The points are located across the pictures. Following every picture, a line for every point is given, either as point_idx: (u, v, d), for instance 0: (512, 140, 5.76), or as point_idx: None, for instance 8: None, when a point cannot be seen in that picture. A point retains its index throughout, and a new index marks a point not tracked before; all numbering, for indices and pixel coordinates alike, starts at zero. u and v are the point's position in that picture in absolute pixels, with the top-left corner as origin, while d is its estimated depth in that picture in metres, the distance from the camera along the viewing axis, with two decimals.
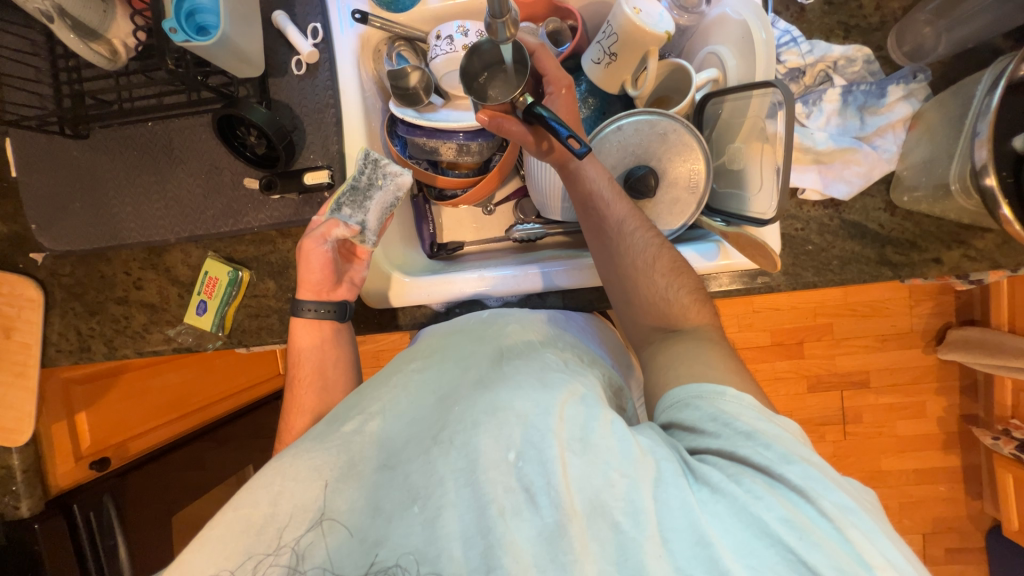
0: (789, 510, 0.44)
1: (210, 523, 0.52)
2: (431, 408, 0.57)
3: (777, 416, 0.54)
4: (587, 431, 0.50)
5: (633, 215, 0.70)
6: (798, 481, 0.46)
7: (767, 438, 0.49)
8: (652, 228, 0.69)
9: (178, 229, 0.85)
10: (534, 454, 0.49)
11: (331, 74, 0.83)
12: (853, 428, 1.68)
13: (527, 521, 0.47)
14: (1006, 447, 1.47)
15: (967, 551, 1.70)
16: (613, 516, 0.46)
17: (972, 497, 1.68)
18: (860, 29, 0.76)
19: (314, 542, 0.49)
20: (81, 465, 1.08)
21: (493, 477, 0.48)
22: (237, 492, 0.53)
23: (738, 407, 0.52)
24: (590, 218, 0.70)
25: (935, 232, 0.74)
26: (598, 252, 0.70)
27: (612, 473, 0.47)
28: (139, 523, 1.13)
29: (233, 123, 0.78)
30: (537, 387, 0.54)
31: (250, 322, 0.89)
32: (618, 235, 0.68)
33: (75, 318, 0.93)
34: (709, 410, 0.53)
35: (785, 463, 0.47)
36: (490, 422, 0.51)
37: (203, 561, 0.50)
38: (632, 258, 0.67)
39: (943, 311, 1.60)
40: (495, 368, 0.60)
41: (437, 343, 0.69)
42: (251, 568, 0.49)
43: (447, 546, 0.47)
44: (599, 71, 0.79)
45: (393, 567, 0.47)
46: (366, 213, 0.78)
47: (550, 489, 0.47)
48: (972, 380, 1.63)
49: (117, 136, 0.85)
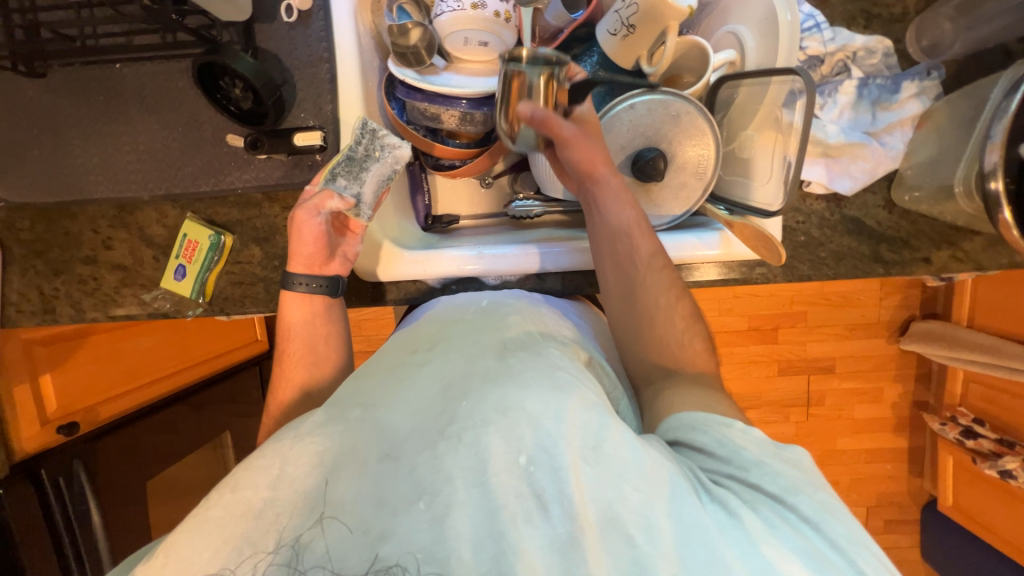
0: (806, 542, 0.45)
1: (208, 503, 0.49)
2: (436, 398, 0.54)
3: (789, 448, 0.55)
4: (600, 439, 0.48)
5: (658, 254, 0.70)
6: (809, 514, 0.47)
7: (777, 470, 0.51)
8: (673, 271, 0.70)
9: (153, 186, 0.79)
10: (547, 459, 0.47)
11: (325, 24, 0.75)
12: (816, 411, 1.78)
13: (537, 528, 0.45)
14: (951, 431, 1.58)
15: (904, 522, 1.86)
16: (628, 529, 0.45)
17: (914, 475, 1.83)
18: (881, 19, 0.74)
19: (313, 539, 0.46)
20: (48, 431, 1.03)
21: (504, 481, 0.46)
22: (234, 473, 0.51)
23: (746, 438, 0.54)
24: (618, 256, 0.70)
25: (928, 232, 0.76)
26: (619, 290, 0.70)
27: (625, 485, 0.46)
28: (111, 488, 1.10)
29: (216, 71, 0.71)
30: (548, 389, 0.52)
31: (233, 290, 0.85)
32: (644, 273, 0.68)
33: (38, 277, 0.86)
34: (719, 436, 0.54)
35: (793, 494, 0.49)
36: (501, 421, 0.49)
37: (198, 545, 0.47)
38: (653, 308, 0.68)
39: (909, 304, 1.68)
40: (500, 361, 0.57)
41: (435, 331, 0.67)
42: (249, 567, 0.45)
43: (456, 547, 0.44)
44: (616, 43, 0.76)
45: (393, 567, 0.44)
46: (362, 185, 0.74)
47: (563, 498, 0.46)
48: (927, 369, 1.75)
49: (79, 77, 0.76)
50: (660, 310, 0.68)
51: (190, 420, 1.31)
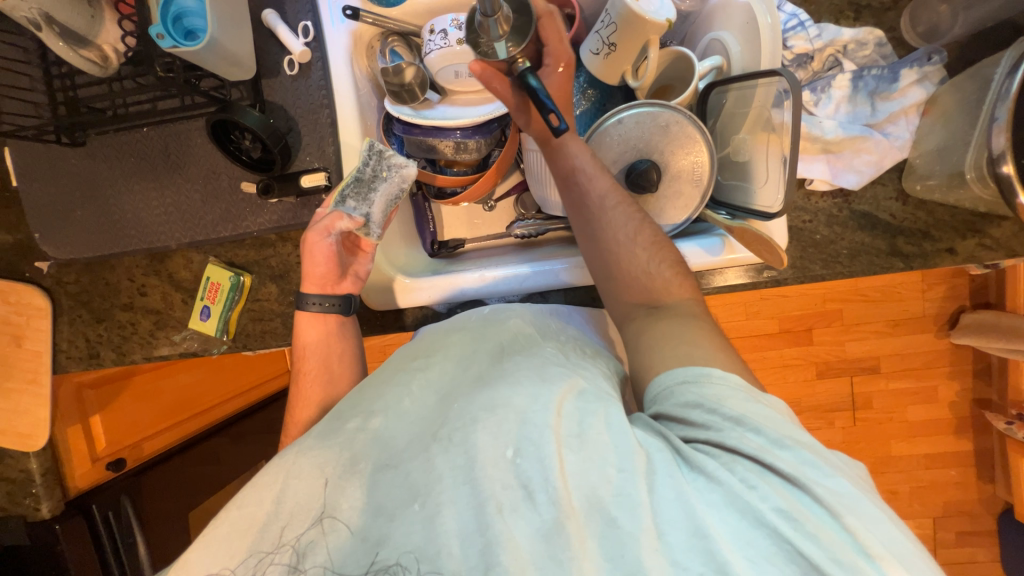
0: (785, 500, 0.44)
1: (214, 521, 0.52)
2: (432, 406, 0.57)
3: (765, 397, 0.53)
4: (584, 426, 0.50)
5: (614, 192, 0.68)
6: (791, 470, 0.45)
7: (756, 423, 0.48)
8: (634, 206, 0.68)
9: (179, 235, 0.85)
10: (532, 450, 0.48)
11: (323, 73, 0.82)
12: (863, 414, 1.67)
13: (524, 517, 0.47)
14: (1021, 432, 1.44)
15: (979, 534, 1.69)
16: (609, 511, 0.46)
17: (984, 481, 1.67)
18: (871, 10, 0.72)
19: (314, 541, 0.49)
20: (98, 467, 1.11)
21: (492, 474, 0.48)
22: (241, 490, 0.53)
23: (725, 392, 0.51)
24: (570, 191, 0.69)
25: (949, 221, 0.72)
26: (581, 231, 0.69)
27: (608, 467, 0.47)
28: (157, 520, 1.16)
29: (228, 126, 0.77)
30: (535, 383, 0.54)
31: (253, 326, 0.90)
32: (591, 188, 0.67)
33: (83, 325, 0.94)
34: (695, 396, 0.51)
35: (774, 451, 0.47)
36: (488, 418, 0.51)
37: (206, 559, 0.50)
38: (614, 240, 0.66)
39: (955, 295, 1.57)
40: (495, 365, 0.60)
41: (433, 336, 0.70)
42: (252, 566, 0.48)
43: (446, 543, 0.46)
44: (598, 63, 0.77)
45: (393, 566, 0.46)
46: (371, 205, 0.77)
47: (548, 485, 0.47)
48: (986, 364, 1.61)
49: (113, 143, 0.84)
50: (621, 248, 0.65)
51: (231, 451, 1.36)
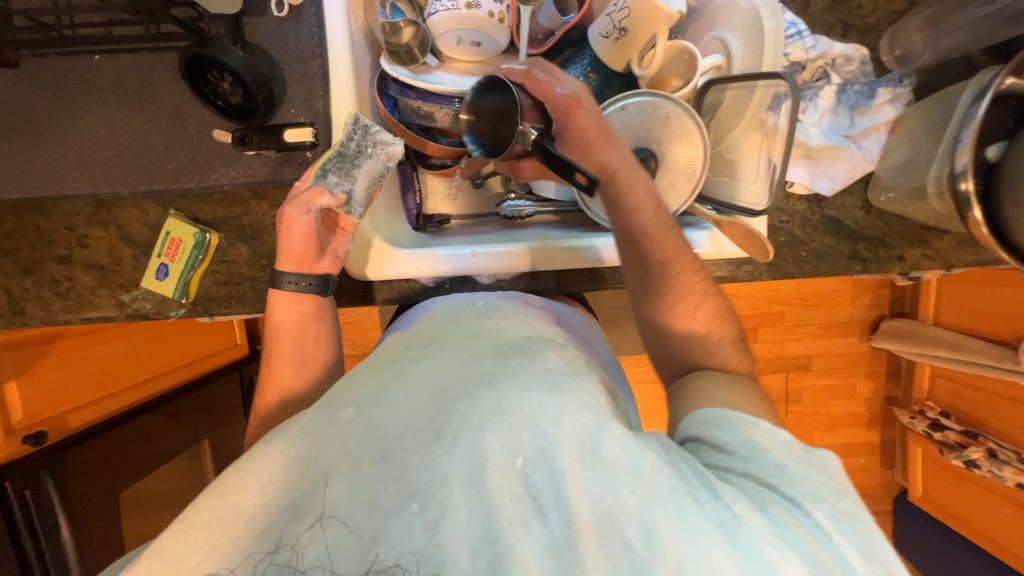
0: (816, 551, 0.44)
1: (194, 508, 0.47)
2: (431, 400, 0.53)
3: (819, 453, 0.53)
4: (597, 442, 0.47)
5: (678, 256, 0.69)
6: (827, 524, 0.46)
7: (798, 475, 0.50)
8: (698, 272, 0.70)
9: (133, 182, 0.76)
10: (544, 462, 0.46)
11: (316, 14, 0.74)
12: (794, 407, 1.84)
13: (535, 532, 0.44)
14: (920, 424, 1.64)
15: (877, 513, 1.93)
16: (625, 533, 0.44)
17: (886, 468, 1.90)
18: (857, 29, 0.78)
19: (312, 540, 0.44)
20: (11, 441, 0.97)
21: (500, 483, 0.45)
22: (223, 477, 0.49)
23: (772, 441, 0.53)
24: (631, 251, 0.70)
25: (902, 232, 0.80)
26: (640, 296, 0.72)
27: (623, 488, 0.46)
28: (82, 500, 1.05)
29: (203, 64, 0.69)
30: (547, 392, 0.51)
31: (218, 290, 0.82)
32: (653, 247, 0.69)
33: (6, 278, 0.81)
34: (743, 436, 0.54)
35: (811, 501, 0.48)
36: (497, 424, 0.48)
37: (188, 555, 0.45)
38: (671, 310, 0.69)
39: (879, 304, 1.76)
40: (498, 364, 0.57)
41: (429, 331, 0.67)
42: (249, 566, 0.44)
43: (452, 552, 0.43)
44: (607, 46, 0.77)
45: (393, 567, 0.42)
46: (354, 181, 0.73)
47: (560, 500, 0.45)
48: (896, 366, 1.83)
49: (53, 67, 0.73)
50: (677, 304, 0.69)
51: (165, 428, 1.26)
